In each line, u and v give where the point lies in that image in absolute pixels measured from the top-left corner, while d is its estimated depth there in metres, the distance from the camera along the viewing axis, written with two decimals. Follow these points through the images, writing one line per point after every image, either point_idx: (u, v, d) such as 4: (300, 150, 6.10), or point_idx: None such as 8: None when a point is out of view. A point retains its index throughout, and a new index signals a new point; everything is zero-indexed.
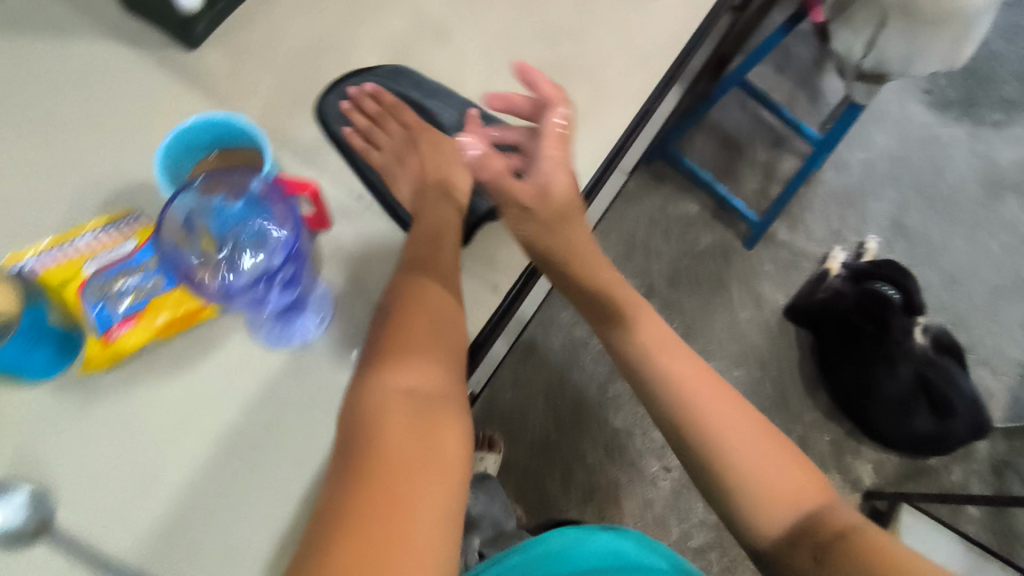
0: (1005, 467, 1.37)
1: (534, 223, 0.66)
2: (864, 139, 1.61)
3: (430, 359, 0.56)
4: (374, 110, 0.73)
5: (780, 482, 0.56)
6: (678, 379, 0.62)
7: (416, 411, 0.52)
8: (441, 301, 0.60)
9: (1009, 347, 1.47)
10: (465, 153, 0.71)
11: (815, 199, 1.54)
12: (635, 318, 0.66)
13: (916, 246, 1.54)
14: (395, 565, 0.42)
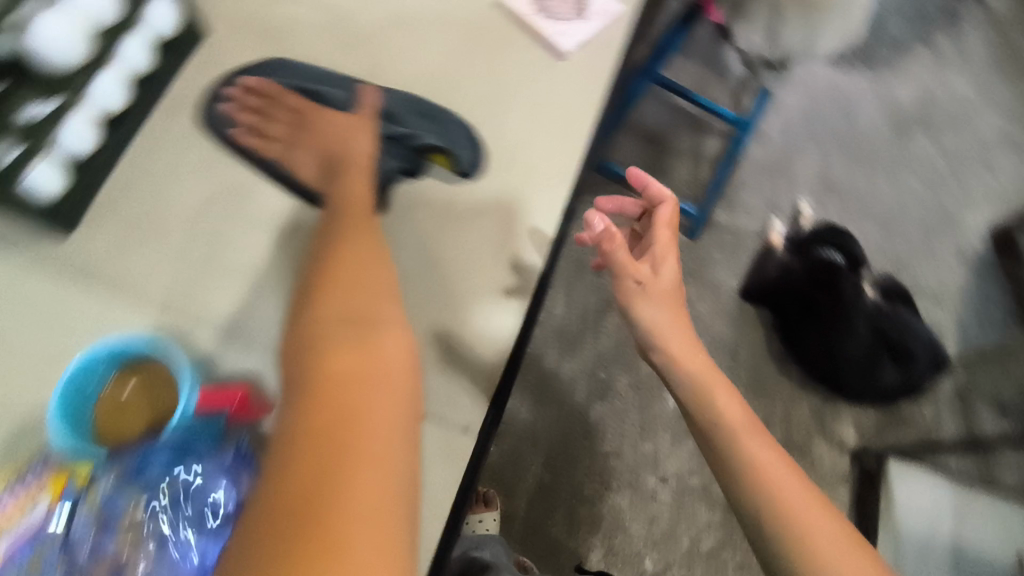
0: (970, 394, 1.41)
1: (646, 298, 0.67)
2: (777, 105, 1.63)
3: (368, 287, 0.54)
4: (257, 103, 0.71)
5: None
6: (765, 476, 0.58)
7: (354, 334, 0.50)
8: (369, 240, 0.58)
9: (950, 278, 1.52)
10: (360, 120, 0.68)
11: (744, 175, 1.56)
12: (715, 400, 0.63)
13: (847, 199, 1.57)
14: (347, 492, 0.40)
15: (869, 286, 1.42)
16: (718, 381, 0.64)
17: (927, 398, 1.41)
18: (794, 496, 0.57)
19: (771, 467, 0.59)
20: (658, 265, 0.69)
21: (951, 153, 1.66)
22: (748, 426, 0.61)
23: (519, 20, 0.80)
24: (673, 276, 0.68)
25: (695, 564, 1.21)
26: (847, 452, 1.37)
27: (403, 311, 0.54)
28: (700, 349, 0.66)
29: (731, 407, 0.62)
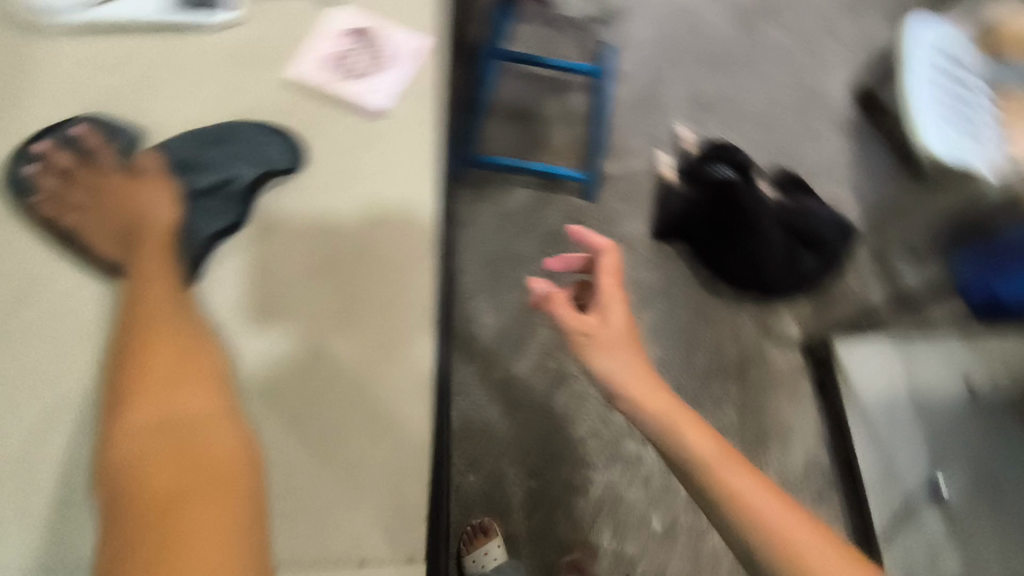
0: (886, 253, 1.48)
1: (596, 347, 0.71)
2: (627, 40, 1.62)
3: (183, 387, 0.62)
4: (69, 163, 0.87)
5: None
6: (746, 500, 0.58)
7: (169, 439, 0.58)
8: (178, 337, 0.67)
9: (834, 151, 1.58)
10: (157, 191, 0.85)
11: (619, 120, 1.54)
12: (680, 432, 0.63)
13: (720, 110, 1.59)
14: None
15: (764, 187, 1.44)
16: (684, 418, 0.65)
17: (850, 270, 1.46)
18: (784, 524, 0.56)
19: (752, 494, 0.58)
20: (606, 315, 0.73)
21: (797, 34, 1.70)
22: (724, 458, 0.61)
23: (326, 96, 1.00)
24: (623, 323, 0.73)
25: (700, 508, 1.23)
26: (795, 346, 1.38)
27: (223, 400, 0.64)
28: (662, 390, 0.68)
29: (701, 441, 0.63)
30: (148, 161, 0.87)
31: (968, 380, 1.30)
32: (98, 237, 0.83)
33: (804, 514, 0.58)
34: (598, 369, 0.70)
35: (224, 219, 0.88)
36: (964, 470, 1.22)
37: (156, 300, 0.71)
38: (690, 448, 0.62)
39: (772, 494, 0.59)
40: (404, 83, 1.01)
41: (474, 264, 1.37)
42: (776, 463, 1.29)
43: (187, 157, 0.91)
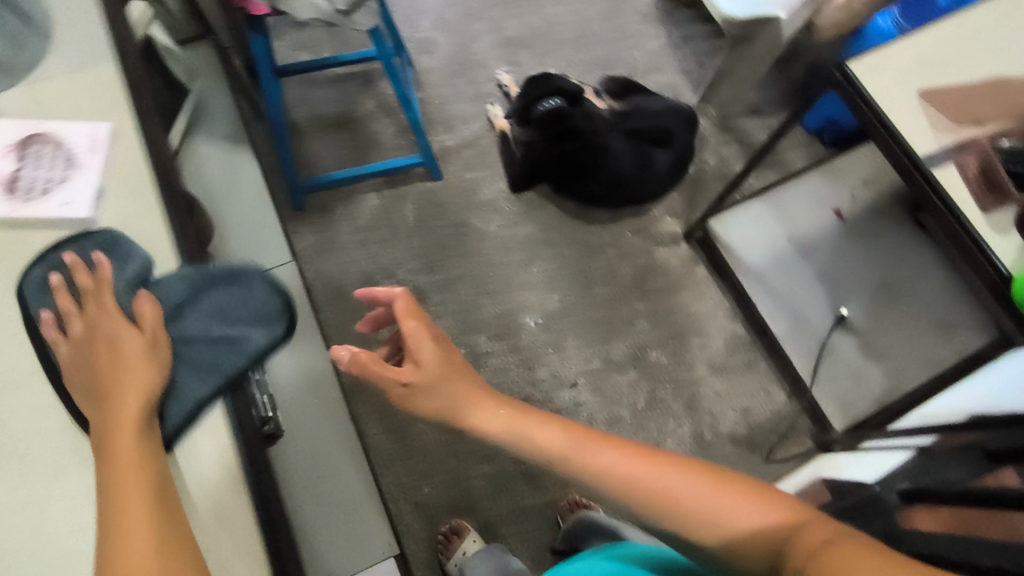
0: (730, 120, 1.52)
1: (420, 393, 0.75)
2: (419, 6, 1.56)
3: None
4: (84, 281, 0.68)
5: (729, 506, 0.62)
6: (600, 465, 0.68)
7: None
8: None
9: (651, 42, 1.58)
10: (147, 353, 0.67)
11: (439, 89, 1.49)
12: (530, 433, 0.72)
13: (532, 42, 1.56)
14: None
15: (598, 103, 1.43)
16: (532, 418, 0.74)
17: (704, 149, 1.49)
18: (634, 471, 0.67)
19: (606, 459, 0.68)
20: (417, 356, 0.75)
21: None
22: (572, 439, 0.71)
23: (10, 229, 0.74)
24: (435, 359, 0.75)
25: (646, 424, 1.29)
26: (681, 239, 1.41)
27: None
28: (500, 404, 0.76)
29: (550, 434, 0.72)
30: (143, 307, 0.69)
31: (837, 212, 1.36)
32: (77, 396, 0.65)
33: (647, 454, 0.68)
34: (436, 412, 0.74)
35: (211, 381, 0.70)
36: (859, 293, 1.30)
37: (130, 540, 0.55)
38: (545, 444, 0.72)
39: (619, 450, 0.69)
40: (102, 176, 0.77)
41: (351, 286, 1.33)
42: (699, 354, 1.34)
43: (179, 299, 0.72)
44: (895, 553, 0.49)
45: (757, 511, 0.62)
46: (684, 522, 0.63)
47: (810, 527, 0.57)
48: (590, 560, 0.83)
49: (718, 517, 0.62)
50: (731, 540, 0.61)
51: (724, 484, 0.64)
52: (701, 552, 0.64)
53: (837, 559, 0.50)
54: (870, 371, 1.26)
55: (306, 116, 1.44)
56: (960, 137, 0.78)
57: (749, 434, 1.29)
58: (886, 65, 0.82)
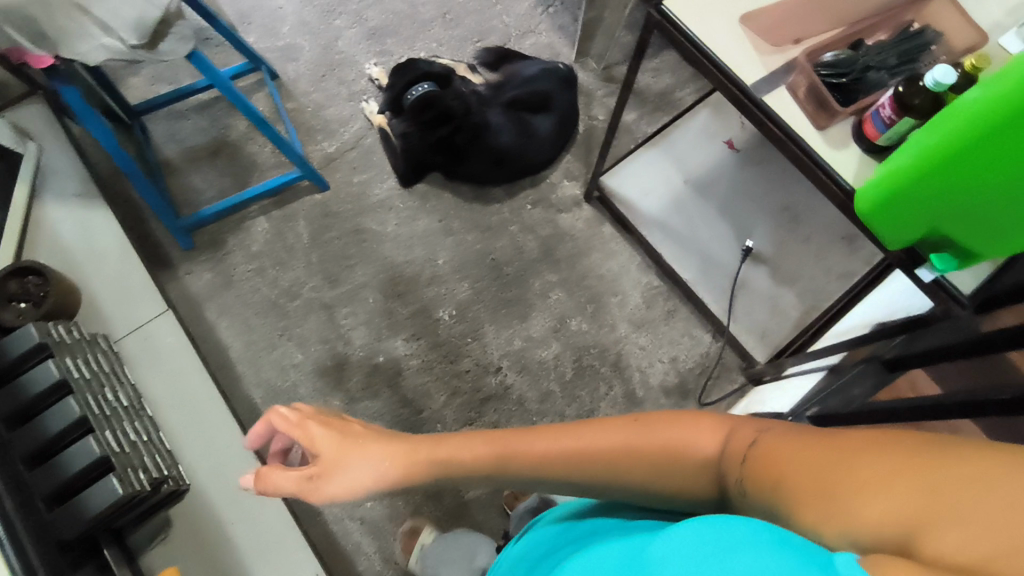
0: (612, 69, 1.48)
1: (330, 478, 0.62)
2: (275, 13, 1.50)
3: None
4: None
5: (673, 445, 0.55)
6: (543, 459, 0.60)
7: None
8: None
9: (520, 4, 1.54)
10: None
11: (310, 96, 1.44)
12: (456, 456, 0.63)
13: (398, 29, 1.51)
14: None
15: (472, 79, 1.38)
16: (455, 441, 0.64)
17: (591, 104, 1.46)
18: (578, 453, 0.59)
19: (546, 450, 0.60)
20: (313, 451, 0.64)
21: None
22: (498, 448, 0.62)
23: None
24: (331, 441, 0.64)
25: (578, 393, 1.28)
26: (583, 202, 1.38)
27: None
28: (418, 445, 0.64)
29: (475, 448, 0.62)
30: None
31: (730, 144, 1.34)
32: None
33: (571, 430, 0.60)
34: (355, 486, 0.62)
35: None
36: (762, 223, 1.29)
37: None
38: (476, 460, 0.62)
39: (545, 440, 0.60)
40: None
41: (256, 315, 1.29)
42: (619, 312, 1.32)
43: None
44: (819, 428, 0.47)
45: (692, 434, 0.55)
46: (632, 478, 0.56)
47: (750, 433, 0.52)
48: (537, 531, 0.71)
49: (668, 468, 0.55)
50: (683, 472, 0.55)
51: (653, 426, 0.57)
52: (659, 496, 0.57)
53: (773, 457, 0.47)
54: (784, 296, 1.26)
55: (176, 150, 1.38)
56: (785, 57, 0.77)
57: (682, 383, 1.28)
58: None
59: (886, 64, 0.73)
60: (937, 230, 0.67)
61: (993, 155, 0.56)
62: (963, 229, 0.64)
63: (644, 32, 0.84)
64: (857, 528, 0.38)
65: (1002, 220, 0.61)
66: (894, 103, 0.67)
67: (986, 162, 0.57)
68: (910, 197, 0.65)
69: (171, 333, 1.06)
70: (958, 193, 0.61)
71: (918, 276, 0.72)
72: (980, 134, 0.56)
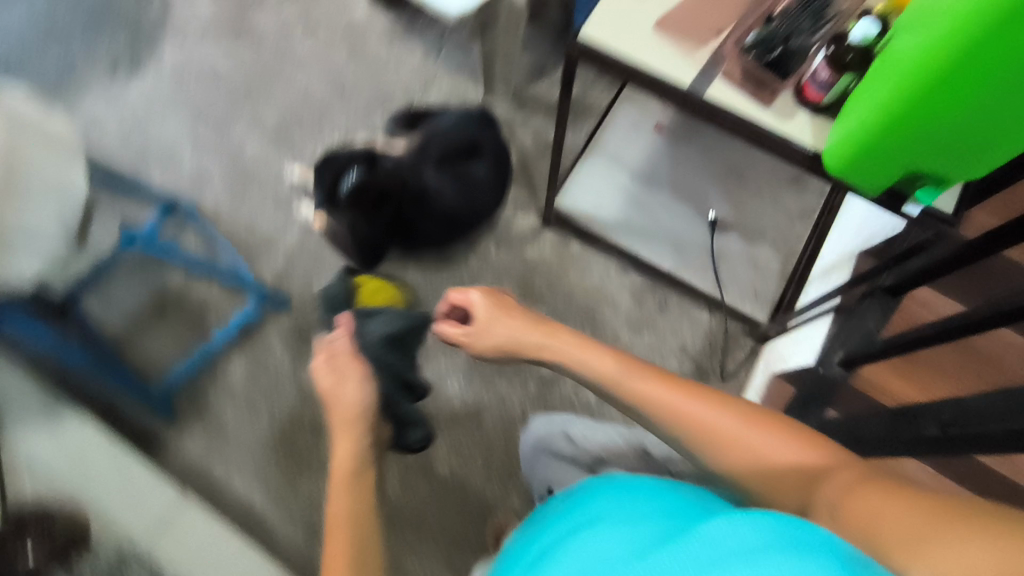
0: (521, 93, 1.49)
1: (482, 334, 0.82)
2: (170, 147, 1.44)
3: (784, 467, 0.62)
4: None
5: (777, 453, 0.62)
6: (656, 400, 0.68)
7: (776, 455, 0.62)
8: (788, 472, 0.62)
9: (410, 57, 1.52)
10: None
11: (236, 217, 1.38)
12: (584, 359, 0.76)
13: (301, 120, 1.46)
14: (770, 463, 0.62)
15: (394, 146, 1.35)
16: (587, 346, 0.77)
17: (514, 133, 1.46)
18: (699, 413, 0.66)
19: (667, 399, 0.68)
20: (475, 313, 0.84)
21: None
22: (622, 369, 0.73)
23: None
24: (487, 306, 0.84)
25: (607, 412, 1.27)
26: (543, 228, 1.38)
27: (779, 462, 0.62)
28: (553, 330, 0.81)
29: (607, 362, 0.74)
30: (339, 332, 0.97)
31: (659, 127, 1.36)
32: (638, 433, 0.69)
33: (703, 394, 0.67)
34: (493, 341, 0.82)
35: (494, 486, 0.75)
36: (715, 191, 1.33)
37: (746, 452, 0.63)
38: (598, 369, 0.74)
39: (676, 392, 0.68)
40: None
41: (265, 457, 1.23)
42: (616, 321, 1.33)
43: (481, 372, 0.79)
44: (935, 497, 0.50)
45: (800, 452, 0.62)
46: (724, 456, 0.64)
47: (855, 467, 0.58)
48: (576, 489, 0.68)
49: (768, 453, 0.62)
50: (775, 477, 0.62)
51: (788, 430, 0.64)
52: (737, 484, 0.64)
53: (867, 495, 0.53)
54: (760, 252, 1.29)
55: (119, 320, 1.29)
56: (710, 49, 0.79)
57: (699, 367, 1.29)
58: (613, 14, 0.80)
59: (803, 29, 0.76)
60: (907, 172, 0.70)
61: (924, 104, 0.61)
62: (926, 164, 0.68)
63: (568, 64, 0.84)
64: (931, 572, 0.43)
65: (961, 153, 0.65)
66: (829, 64, 0.71)
67: (920, 110, 0.62)
68: (877, 145, 0.68)
69: (196, 519, 1.02)
70: (905, 138, 0.66)
71: (904, 213, 0.75)
72: (911, 86, 0.61)
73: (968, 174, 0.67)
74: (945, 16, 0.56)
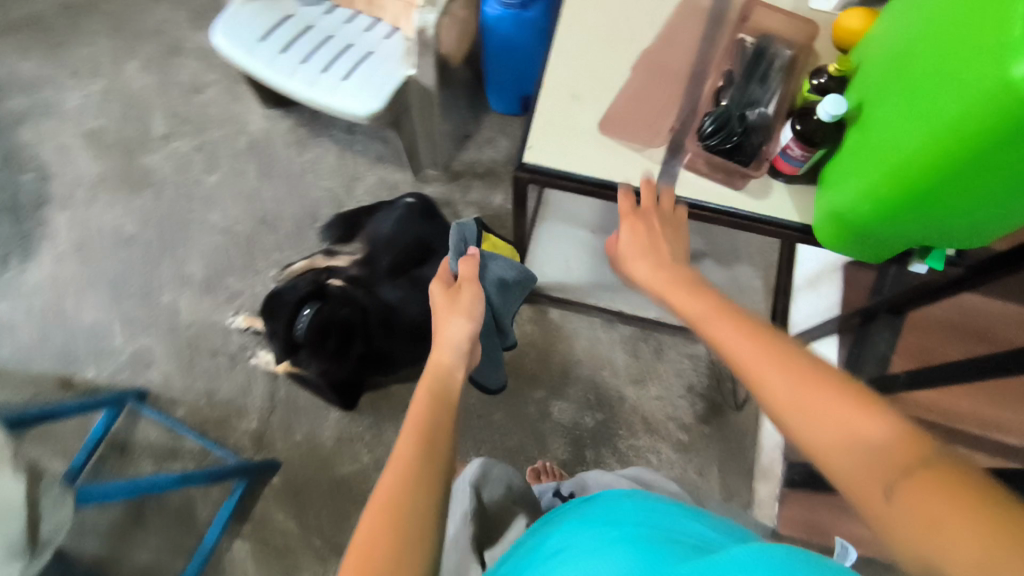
0: (452, 167, 1.41)
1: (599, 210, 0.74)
2: (96, 329, 1.30)
3: (839, 429, 0.43)
4: None
5: (831, 415, 0.44)
6: (707, 319, 0.55)
7: (829, 409, 0.44)
8: (836, 434, 0.43)
9: (326, 159, 1.41)
10: None
11: (193, 387, 1.27)
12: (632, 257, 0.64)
13: (231, 259, 1.35)
14: (819, 420, 0.44)
15: (338, 265, 1.26)
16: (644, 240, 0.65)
17: (458, 210, 1.38)
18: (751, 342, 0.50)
19: (716, 319, 0.54)
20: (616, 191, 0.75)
21: (175, 128, 1.44)
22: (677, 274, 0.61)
23: None
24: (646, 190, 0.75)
25: None
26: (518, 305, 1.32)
27: (836, 423, 0.43)
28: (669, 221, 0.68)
29: (654, 265, 0.63)
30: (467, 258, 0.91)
31: None
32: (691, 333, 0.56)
33: (762, 329, 0.51)
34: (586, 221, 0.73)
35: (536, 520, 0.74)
36: None
37: (792, 400, 0.46)
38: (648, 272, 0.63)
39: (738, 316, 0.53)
40: None
41: None
42: (618, 381, 1.28)
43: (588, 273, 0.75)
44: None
45: (869, 415, 0.43)
46: (767, 396, 0.47)
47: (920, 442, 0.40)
48: (607, 497, 0.70)
49: (824, 408, 0.44)
50: (822, 444, 0.43)
51: (841, 381, 0.45)
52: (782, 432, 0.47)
53: (918, 499, 0.37)
54: (742, 272, 1.26)
55: (98, 541, 1.17)
56: (663, 143, 0.73)
57: (712, 404, 1.26)
58: (552, 134, 0.74)
59: (757, 100, 0.71)
60: (907, 245, 0.65)
61: (926, 195, 0.56)
62: (933, 242, 0.63)
63: (518, 190, 0.78)
64: None
65: (963, 235, 0.60)
66: (799, 142, 0.65)
67: (921, 201, 0.57)
68: (870, 227, 0.63)
69: None
70: (907, 221, 0.60)
71: (912, 271, 0.69)
72: (913, 178, 0.55)
73: (969, 245, 0.62)
74: (951, 112, 0.50)
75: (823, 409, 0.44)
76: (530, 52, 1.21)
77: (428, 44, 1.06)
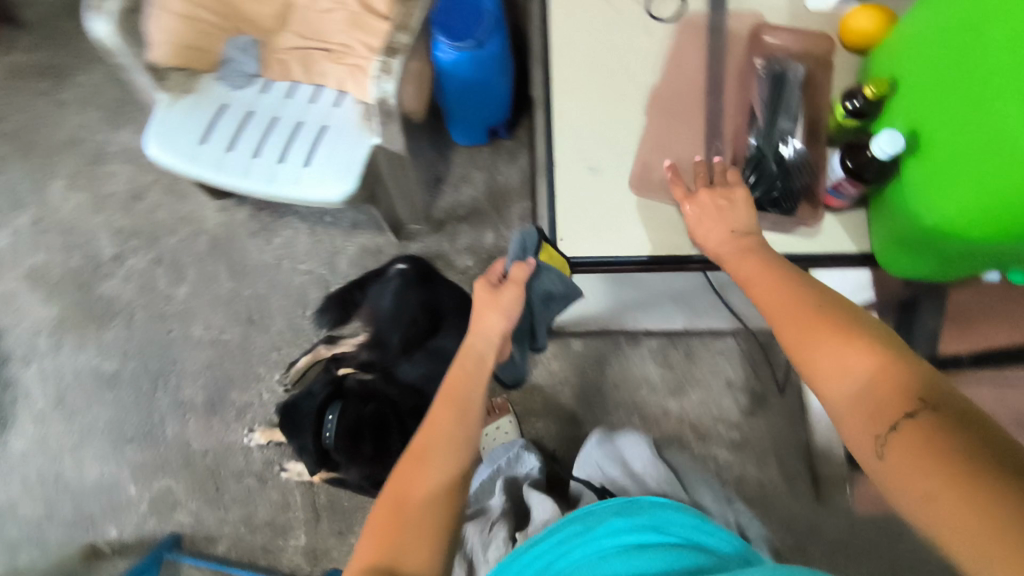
0: (432, 216, 1.32)
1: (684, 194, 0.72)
2: (106, 486, 1.20)
3: (843, 371, 0.48)
4: None
5: (841, 363, 0.48)
6: (749, 273, 0.60)
7: (837, 352, 0.49)
8: (835, 373, 0.49)
9: (297, 241, 1.31)
10: None
11: (228, 517, 1.19)
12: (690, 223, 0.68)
13: (227, 372, 1.25)
14: (824, 364, 0.50)
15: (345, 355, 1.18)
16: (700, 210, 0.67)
17: (452, 261, 1.30)
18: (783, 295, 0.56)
19: (754, 272, 0.59)
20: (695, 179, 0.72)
21: (124, 246, 1.31)
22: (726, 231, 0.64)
23: None
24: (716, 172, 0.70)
25: None
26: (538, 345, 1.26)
27: (847, 366, 0.48)
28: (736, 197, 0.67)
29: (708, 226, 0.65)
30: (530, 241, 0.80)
31: None
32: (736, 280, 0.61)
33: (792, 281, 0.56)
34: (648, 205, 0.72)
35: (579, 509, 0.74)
36: None
37: (812, 344, 0.51)
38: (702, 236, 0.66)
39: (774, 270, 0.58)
40: None
41: None
42: (657, 396, 1.25)
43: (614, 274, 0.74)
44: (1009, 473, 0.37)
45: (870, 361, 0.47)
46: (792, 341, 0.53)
47: (914, 390, 0.44)
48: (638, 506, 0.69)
49: (834, 353, 0.49)
50: (826, 383, 0.49)
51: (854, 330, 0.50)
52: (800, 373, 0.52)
53: (911, 458, 0.41)
54: None
55: None
56: None
57: (755, 395, 1.24)
58: (581, 218, 0.75)
59: (786, 133, 0.71)
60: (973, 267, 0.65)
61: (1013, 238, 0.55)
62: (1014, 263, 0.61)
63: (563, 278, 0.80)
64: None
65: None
66: (850, 180, 0.67)
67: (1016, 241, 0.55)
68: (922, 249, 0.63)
69: None
70: (988, 250, 0.59)
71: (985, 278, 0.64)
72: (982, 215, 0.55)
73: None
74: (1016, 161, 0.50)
75: (835, 350, 0.49)
76: (489, 82, 1.12)
77: (392, 112, 0.96)
